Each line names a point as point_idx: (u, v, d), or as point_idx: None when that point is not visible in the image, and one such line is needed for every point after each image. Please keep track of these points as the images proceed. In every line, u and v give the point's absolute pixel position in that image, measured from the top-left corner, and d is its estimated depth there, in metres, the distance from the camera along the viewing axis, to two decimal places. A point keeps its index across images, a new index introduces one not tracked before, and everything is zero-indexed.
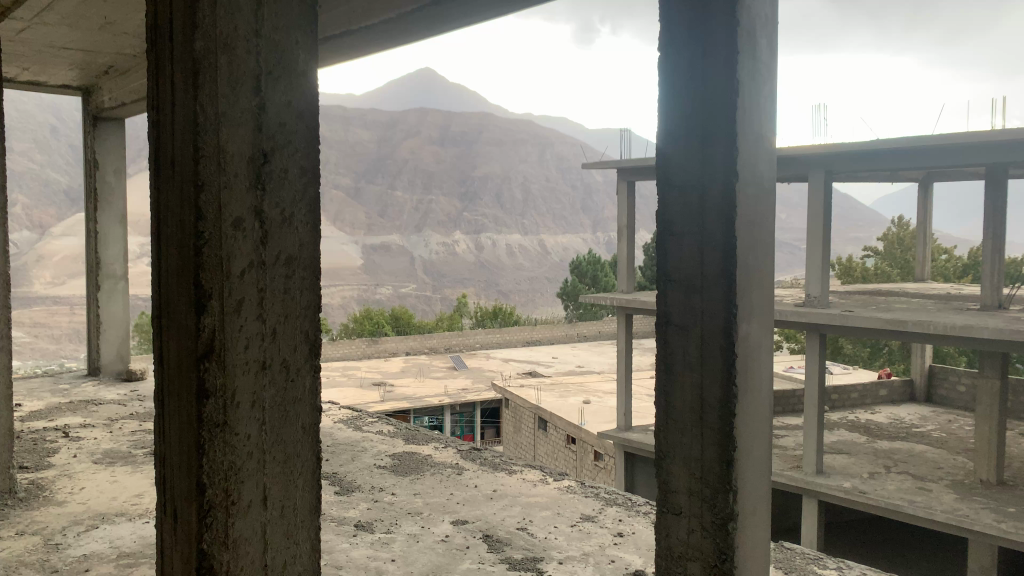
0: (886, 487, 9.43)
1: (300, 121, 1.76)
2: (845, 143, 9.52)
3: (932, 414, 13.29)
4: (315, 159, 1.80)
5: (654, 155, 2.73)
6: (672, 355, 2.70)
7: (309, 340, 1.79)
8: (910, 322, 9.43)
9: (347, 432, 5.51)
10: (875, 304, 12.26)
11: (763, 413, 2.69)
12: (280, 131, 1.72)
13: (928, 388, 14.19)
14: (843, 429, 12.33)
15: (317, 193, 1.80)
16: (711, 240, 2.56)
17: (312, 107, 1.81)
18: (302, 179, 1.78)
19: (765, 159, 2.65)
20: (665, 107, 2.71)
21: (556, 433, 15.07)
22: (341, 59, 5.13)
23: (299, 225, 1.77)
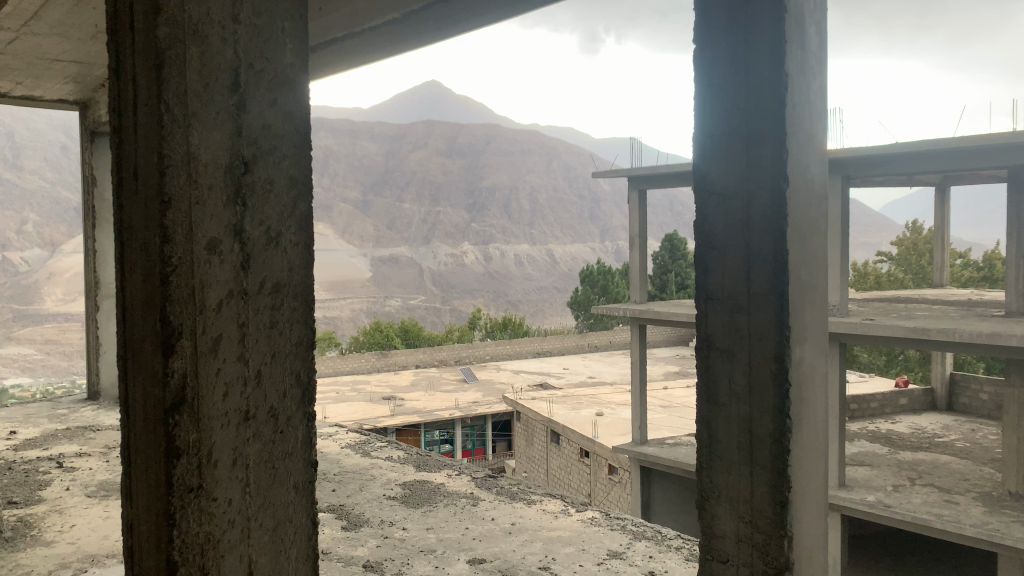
0: (912, 501, 9.05)
1: (288, 125, 1.49)
2: (870, 146, 9.07)
3: (955, 423, 12.88)
4: (305, 168, 1.52)
5: (691, 162, 2.44)
6: (715, 382, 2.40)
7: (301, 384, 1.52)
8: (934, 330, 9.05)
9: (355, 459, 5.23)
10: (895, 312, 11.88)
11: (817, 445, 2.40)
12: (264, 135, 1.44)
13: (949, 396, 13.80)
14: (864, 440, 11.93)
15: (309, 209, 1.53)
16: (759, 253, 2.27)
17: (303, 107, 1.54)
18: (291, 193, 1.50)
19: (816, 162, 2.36)
20: (701, 106, 2.44)
21: (569, 446, 14.72)
22: (342, 65, 4.85)
23: (288, 246, 1.49)
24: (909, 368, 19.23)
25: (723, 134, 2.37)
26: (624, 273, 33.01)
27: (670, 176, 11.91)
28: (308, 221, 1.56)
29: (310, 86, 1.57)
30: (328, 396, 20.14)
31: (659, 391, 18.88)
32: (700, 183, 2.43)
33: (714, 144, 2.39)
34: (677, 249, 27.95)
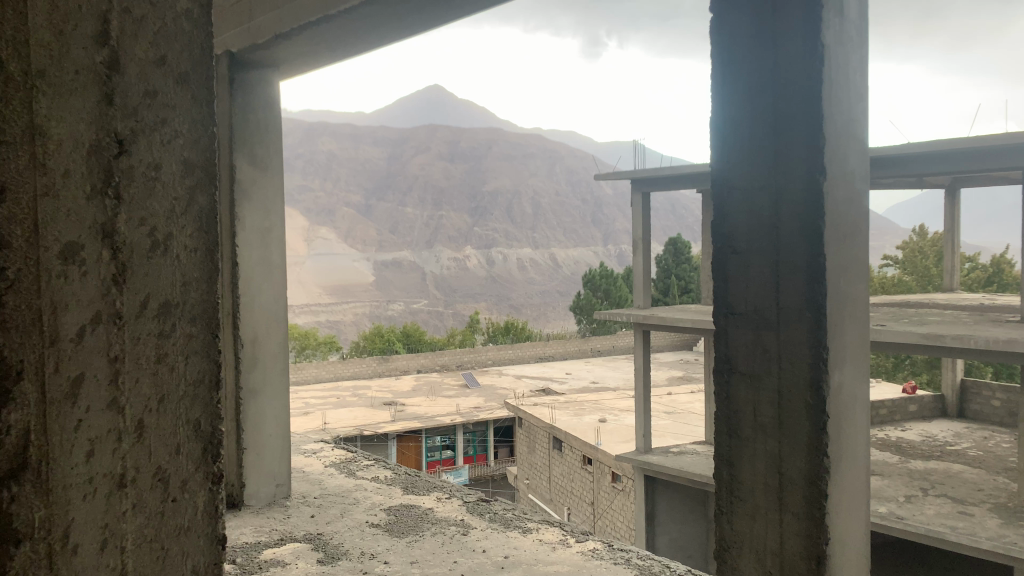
0: (925, 513, 8.63)
1: (181, 92, 1.13)
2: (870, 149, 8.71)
3: (966, 431, 12.44)
4: (202, 153, 1.17)
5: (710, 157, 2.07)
6: (739, 414, 2.03)
7: (199, 433, 1.17)
8: (948, 336, 8.63)
9: (339, 480, 4.87)
10: (905, 318, 11.48)
11: (857, 484, 2.02)
12: (149, 108, 1.08)
13: (960, 403, 13.35)
14: (873, 448, 11.51)
15: (209, 207, 1.19)
16: (790, 261, 1.91)
17: (200, 74, 1.18)
18: (186, 181, 1.15)
19: (856, 153, 1.99)
20: (722, 90, 2.07)
21: (572, 453, 14.31)
22: (322, 56, 4.44)
23: (181, 252, 1.14)
24: (915, 372, 18.81)
25: (746, 118, 2.00)
26: (627, 276, 32.61)
27: (674, 179, 11.54)
28: (209, 219, 1.21)
29: (213, 50, 1.22)
30: (328, 401, 19.77)
31: (663, 396, 18.45)
32: (717, 179, 2.07)
33: (737, 130, 2.02)
34: (680, 252, 27.52)
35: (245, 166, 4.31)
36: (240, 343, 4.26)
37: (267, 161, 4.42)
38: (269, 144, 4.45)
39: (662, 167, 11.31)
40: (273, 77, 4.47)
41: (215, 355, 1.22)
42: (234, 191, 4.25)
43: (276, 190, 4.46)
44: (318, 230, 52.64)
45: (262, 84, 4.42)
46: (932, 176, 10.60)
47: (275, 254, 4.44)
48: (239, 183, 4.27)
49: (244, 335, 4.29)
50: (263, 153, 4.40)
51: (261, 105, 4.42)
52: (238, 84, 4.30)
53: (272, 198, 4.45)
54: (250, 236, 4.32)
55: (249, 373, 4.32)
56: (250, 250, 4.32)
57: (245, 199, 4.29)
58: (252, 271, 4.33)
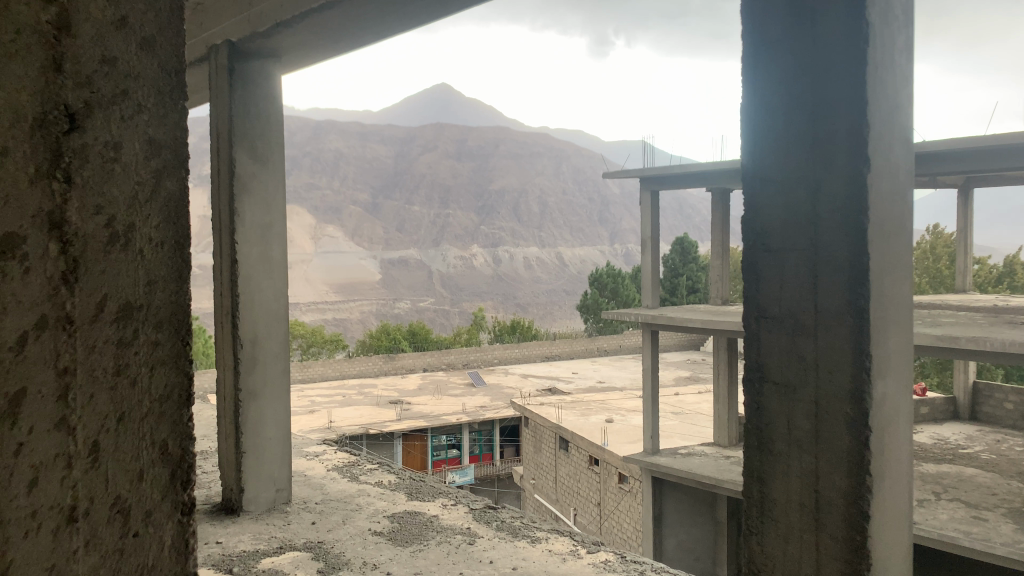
0: (938, 517, 8.43)
1: (144, 60, 0.98)
2: None
3: (979, 434, 12.21)
4: (168, 130, 1.02)
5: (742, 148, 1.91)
6: (773, 427, 1.86)
7: (167, 456, 1.02)
8: (963, 337, 8.42)
9: (341, 484, 4.72)
10: (917, 319, 11.26)
11: (900, 504, 1.84)
12: (107, 79, 0.92)
13: (971, 406, 13.12)
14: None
15: (176, 193, 1.04)
16: (830, 260, 1.74)
17: (163, 39, 1.02)
18: (149, 164, 1.00)
19: (901, 143, 1.82)
20: (753, 74, 1.91)
21: (578, 453, 14.13)
22: (324, 46, 4.28)
23: (145, 247, 0.99)
24: (925, 374, 18.56)
25: (781, 104, 1.84)
26: (635, 275, 32.41)
27: (684, 177, 11.35)
28: (179, 206, 1.06)
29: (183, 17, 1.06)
30: (334, 399, 19.66)
31: (670, 397, 18.25)
32: (748, 172, 1.91)
33: (770, 117, 1.86)
34: (687, 251, 27.32)
35: (245, 159, 4.16)
36: (240, 342, 4.12)
37: (267, 154, 4.27)
38: (271, 138, 4.30)
39: (672, 164, 11.11)
40: (274, 69, 4.32)
41: (185, 365, 1.07)
42: (234, 186, 4.10)
43: (278, 185, 4.31)
44: (325, 228, 52.60)
45: (262, 76, 4.27)
46: (946, 175, 10.36)
47: (276, 251, 4.29)
48: (239, 178, 4.12)
49: (244, 334, 4.14)
50: (264, 146, 4.25)
51: (263, 98, 4.27)
52: (237, 75, 4.14)
53: (273, 194, 4.30)
54: (250, 233, 4.17)
55: (248, 374, 4.17)
56: (250, 247, 4.17)
57: (245, 194, 4.15)
58: (253, 269, 4.18)
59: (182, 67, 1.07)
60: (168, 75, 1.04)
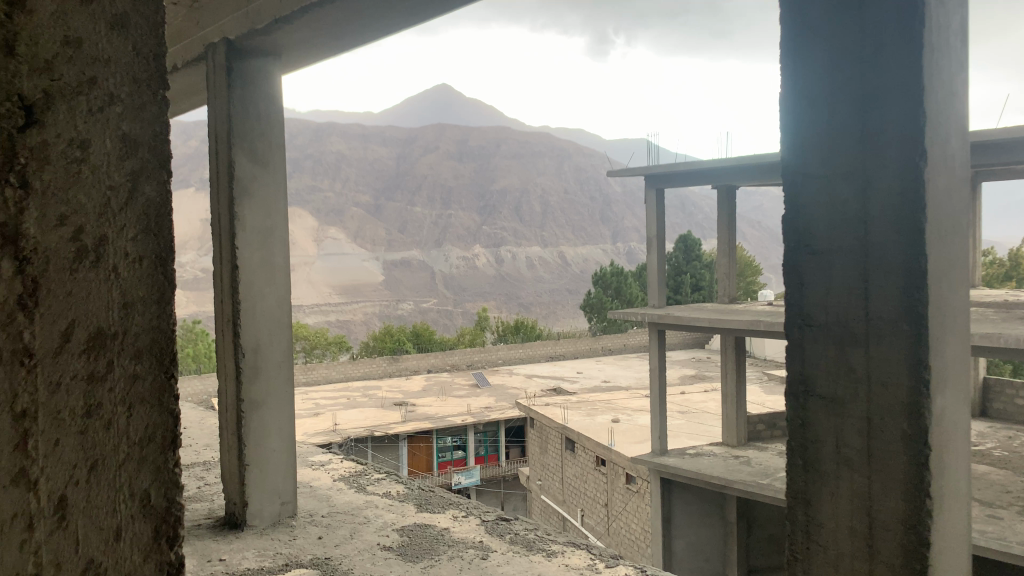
0: None
1: (119, 57, 0.88)
2: None
3: (990, 430, 12.00)
4: (149, 129, 0.92)
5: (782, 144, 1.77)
6: (819, 444, 1.72)
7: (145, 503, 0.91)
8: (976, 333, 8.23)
9: (348, 496, 4.57)
10: None
11: (959, 526, 1.68)
12: (76, 80, 0.83)
13: (982, 402, 12.91)
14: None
15: (162, 207, 0.93)
16: (883, 264, 1.59)
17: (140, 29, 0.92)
18: (127, 171, 0.89)
19: (957, 135, 1.67)
20: (794, 61, 1.76)
21: (585, 454, 13.97)
22: (324, 43, 4.13)
23: (121, 270, 0.88)
24: None
25: (824, 93, 1.69)
26: (639, 273, 32.24)
27: (688, 174, 11.20)
28: (161, 212, 0.94)
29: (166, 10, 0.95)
30: (339, 402, 19.54)
31: (676, 396, 18.09)
32: (786, 169, 1.78)
33: (813, 108, 1.71)
34: (690, 249, 27.16)
35: (245, 162, 4.01)
36: (241, 351, 3.97)
37: (268, 157, 4.12)
38: (272, 140, 4.15)
39: (677, 162, 10.96)
40: (274, 68, 4.17)
41: (171, 404, 0.95)
42: (234, 189, 3.95)
43: (279, 188, 4.17)
44: (328, 230, 52.55)
45: (262, 76, 4.11)
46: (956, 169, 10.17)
47: (278, 256, 4.15)
48: (239, 181, 3.98)
49: (245, 343, 3.99)
50: (264, 148, 4.11)
51: (263, 99, 4.11)
52: (237, 75, 3.99)
53: (274, 197, 4.14)
54: (251, 237, 4.03)
55: (251, 383, 4.03)
56: (251, 252, 4.02)
57: (245, 198, 4.00)
58: (254, 275, 4.03)
59: (163, 51, 0.95)
60: (144, 59, 0.91)
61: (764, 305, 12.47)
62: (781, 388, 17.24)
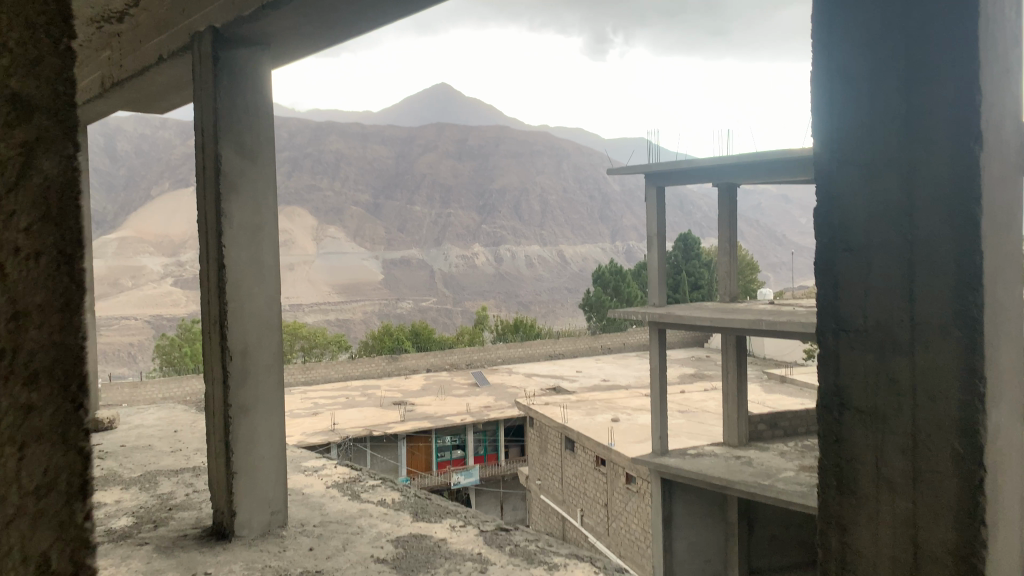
0: None
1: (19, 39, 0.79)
2: None
3: None
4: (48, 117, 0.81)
5: (812, 131, 1.61)
6: (855, 460, 1.56)
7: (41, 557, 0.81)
8: None
9: (340, 504, 4.38)
10: None
11: (1013, 553, 1.52)
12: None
13: None
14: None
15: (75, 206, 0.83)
16: (930, 261, 1.44)
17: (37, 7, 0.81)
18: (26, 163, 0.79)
19: (1013, 119, 1.51)
20: (828, 40, 1.60)
21: (585, 454, 13.79)
22: (316, 30, 3.92)
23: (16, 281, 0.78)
24: None
25: (854, 70, 1.53)
26: (638, 272, 32.12)
27: (689, 172, 11.01)
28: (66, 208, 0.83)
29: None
30: (338, 401, 19.37)
31: (676, 395, 17.87)
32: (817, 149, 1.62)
33: (845, 83, 1.55)
34: (690, 248, 27.06)
35: (232, 156, 3.82)
36: (228, 355, 3.78)
37: (257, 150, 3.92)
38: (261, 132, 3.95)
39: (679, 160, 10.75)
40: (263, 58, 3.97)
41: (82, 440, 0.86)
42: (220, 184, 3.76)
43: (269, 182, 3.97)
44: (327, 230, 52.38)
45: (251, 66, 3.90)
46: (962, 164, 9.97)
47: (267, 254, 3.97)
48: (225, 175, 3.79)
49: (233, 346, 3.81)
50: (253, 141, 3.91)
51: (252, 89, 3.91)
52: (223, 65, 3.79)
53: (263, 192, 3.95)
54: (239, 234, 3.84)
55: (240, 389, 3.85)
56: (239, 250, 3.84)
57: (232, 192, 3.81)
58: (242, 274, 3.85)
59: (70, 29, 0.85)
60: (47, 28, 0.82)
61: (766, 304, 12.28)
62: (782, 387, 17.09)
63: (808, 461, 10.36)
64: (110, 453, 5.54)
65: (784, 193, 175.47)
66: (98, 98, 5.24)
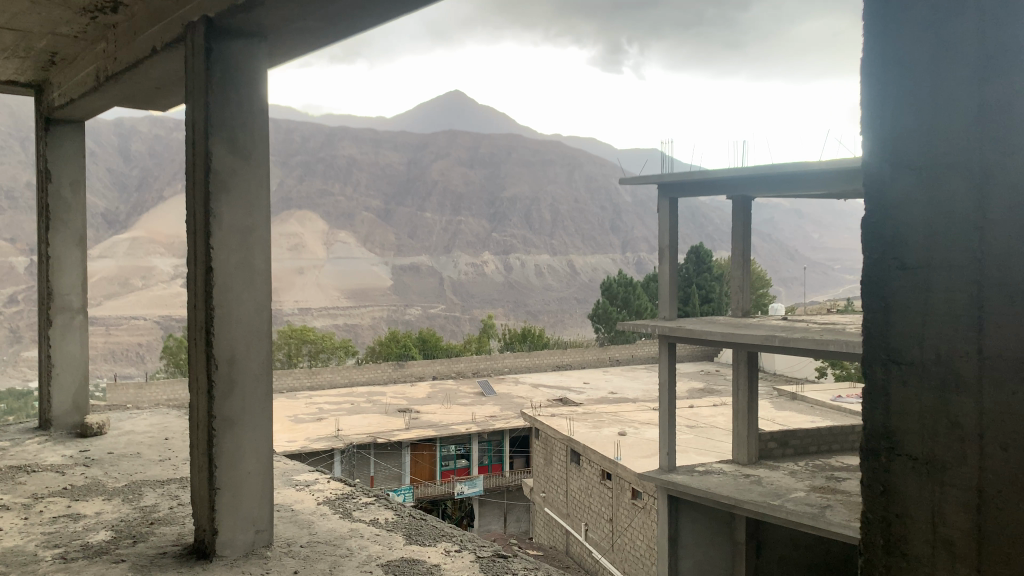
0: None
1: None
2: None
3: None
4: None
5: (866, 164, 1.57)
6: (910, 507, 1.50)
7: None
8: None
9: (331, 522, 4.17)
10: None
11: None
12: None
13: None
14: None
15: None
16: (1004, 290, 1.39)
17: None
18: None
19: None
20: (882, 68, 1.55)
21: (590, 467, 13.51)
22: (316, 18, 3.70)
23: None
24: None
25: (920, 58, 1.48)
26: (648, 284, 31.79)
27: (704, 184, 10.75)
28: None
29: None
30: (342, 407, 19.14)
31: (684, 410, 17.53)
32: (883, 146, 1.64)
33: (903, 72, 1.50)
34: (702, 261, 26.78)
35: (224, 154, 3.63)
36: (214, 363, 3.58)
37: (251, 148, 3.72)
38: (255, 130, 3.74)
39: (694, 171, 10.49)
40: (259, 49, 3.76)
41: None
42: (211, 184, 3.58)
43: (263, 183, 3.76)
44: (337, 235, 52.34)
45: (247, 60, 3.71)
46: None
47: (259, 258, 3.75)
48: (216, 175, 3.60)
49: (219, 354, 3.60)
50: (247, 139, 3.71)
51: (247, 83, 3.71)
52: (216, 57, 3.60)
53: (257, 192, 3.74)
54: (228, 238, 3.64)
55: (226, 400, 3.64)
56: (227, 254, 3.63)
57: (223, 193, 3.62)
58: (231, 280, 3.65)
59: None
60: None
61: (778, 320, 11.98)
62: (793, 405, 16.71)
63: (819, 482, 10.05)
64: (97, 461, 5.35)
65: (797, 208, 174.22)
66: (93, 92, 5.09)
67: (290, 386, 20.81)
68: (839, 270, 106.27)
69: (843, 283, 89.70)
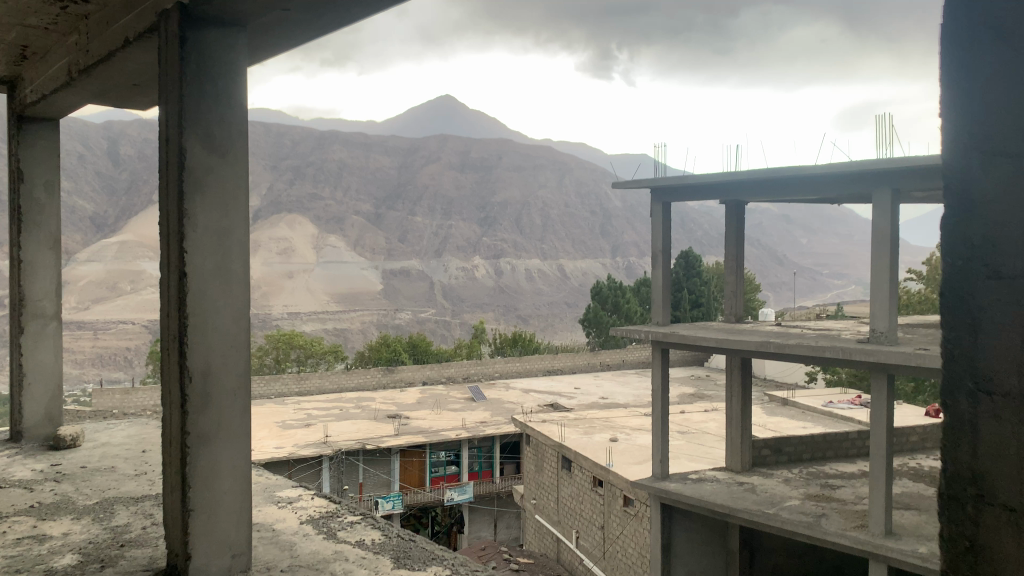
0: None
1: None
2: (921, 155, 7.48)
3: None
4: None
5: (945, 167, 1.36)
6: (1001, 565, 1.27)
7: None
8: None
9: (313, 544, 3.91)
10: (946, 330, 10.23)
11: None
12: None
13: None
14: (903, 479, 9.66)
15: None
16: None
17: None
18: None
19: None
20: (962, 56, 1.34)
21: (582, 474, 13.26)
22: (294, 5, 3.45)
23: None
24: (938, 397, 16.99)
25: (1000, 27, 1.28)
26: (639, 289, 31.63)
27: (699, 187, 10.55)
28: None
29: None
30: (331, 413, 18.84)
31: (676, 415, 17.28)
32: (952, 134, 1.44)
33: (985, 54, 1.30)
34: (692, 266, 26.63)
35: (199, 151, 3.38)
36: (187, 376, 3.33)
37: (228, 145, 3.48)
38: (232, 125, 3.49)
39: (686, 176, 10.29)
40: (238, 38, 3.51)
41: None
42: (184, 183, 3.33)
43: (241, 183, 3.51)
44: (327, 240, 52.08)
45: (224, 51, 3.46)
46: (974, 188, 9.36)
47: (237, 264, 3.50)
48: (190, 173, 3.35)
49: (193, 366, 3.35)
50: (223, 134, 3.46)
51: (224, 77, 3.46)
52: (190, 46, 3.35)
53: (234, 192, 3.49)
54: (202, 242, 3.39)
55: (200, 415, 3.39)
56: (202, 257, 3.39)
57: (197, 193, 3.37)
58: (205, 284, 3.40)
59: None
60: None
61: (772, 326, 11.77)
62: (787, 410, 16.49)
63: (814, 490, 9.84)
64: (68, 476, 5.07)
65: (785, 214, 175.23)
66: (65, 87, 4.84)
67: (278, 391, 20.45)
68: (827, 275, 106.77)
69: (831, 288, 90.16)
